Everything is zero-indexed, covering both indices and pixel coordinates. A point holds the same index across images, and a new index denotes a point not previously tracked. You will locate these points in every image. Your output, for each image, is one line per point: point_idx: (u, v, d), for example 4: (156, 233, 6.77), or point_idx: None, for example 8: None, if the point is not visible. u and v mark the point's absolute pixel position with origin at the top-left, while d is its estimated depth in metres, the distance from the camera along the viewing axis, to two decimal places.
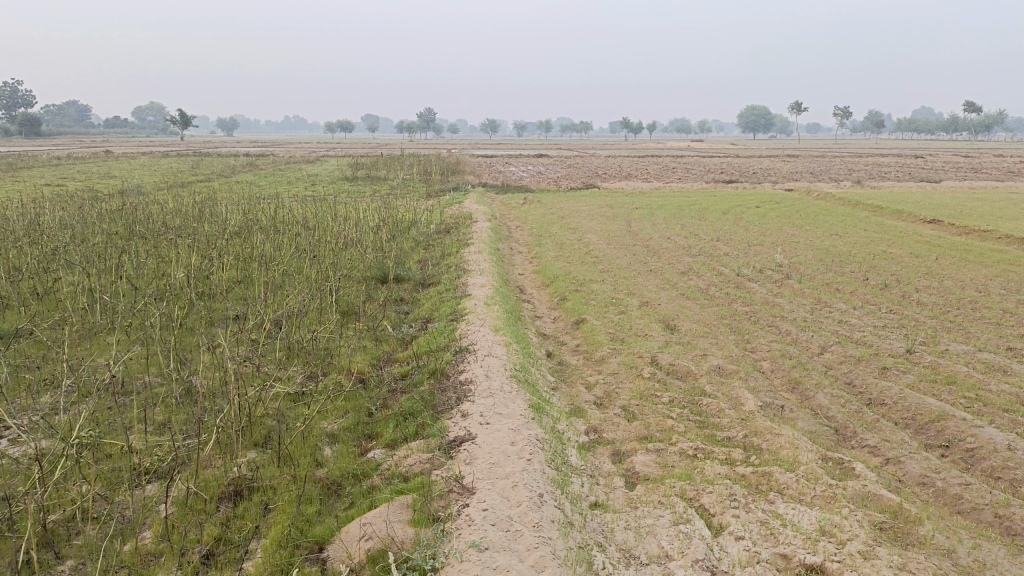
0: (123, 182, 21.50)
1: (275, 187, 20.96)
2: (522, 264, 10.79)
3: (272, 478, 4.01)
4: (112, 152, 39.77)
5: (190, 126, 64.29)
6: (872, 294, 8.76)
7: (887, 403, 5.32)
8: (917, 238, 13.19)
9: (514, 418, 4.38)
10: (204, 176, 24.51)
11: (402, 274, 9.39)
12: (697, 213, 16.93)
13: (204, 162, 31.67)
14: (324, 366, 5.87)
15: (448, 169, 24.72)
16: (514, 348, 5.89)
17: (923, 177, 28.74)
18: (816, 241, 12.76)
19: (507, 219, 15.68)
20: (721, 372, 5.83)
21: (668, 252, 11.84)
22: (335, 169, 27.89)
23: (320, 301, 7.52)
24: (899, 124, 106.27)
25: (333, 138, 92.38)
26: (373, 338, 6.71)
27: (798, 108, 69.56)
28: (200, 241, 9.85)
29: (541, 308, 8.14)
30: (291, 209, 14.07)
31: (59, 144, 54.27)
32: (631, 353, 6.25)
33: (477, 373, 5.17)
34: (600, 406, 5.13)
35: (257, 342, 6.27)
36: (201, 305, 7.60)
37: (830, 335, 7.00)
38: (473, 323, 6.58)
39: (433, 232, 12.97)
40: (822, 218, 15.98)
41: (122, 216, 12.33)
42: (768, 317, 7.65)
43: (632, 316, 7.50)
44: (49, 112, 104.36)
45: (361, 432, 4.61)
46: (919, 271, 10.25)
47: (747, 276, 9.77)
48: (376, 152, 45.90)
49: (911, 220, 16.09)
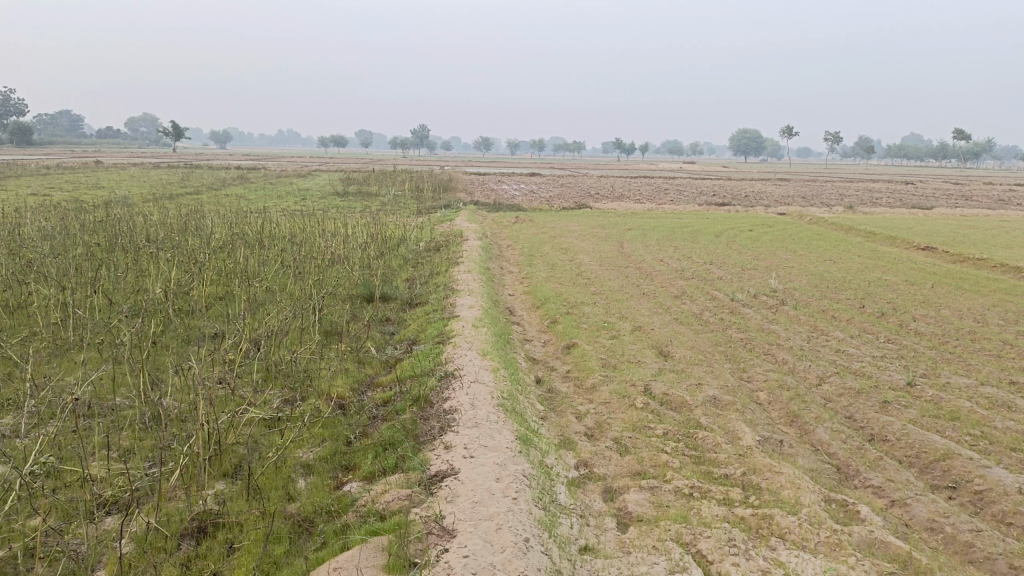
0: (110, 193, 21.19)
1: (264, 200, 20.71)
2: (512, 285, 10.57)
3: (239, 513, 3.75)
4: (102, 162, 39.43)
5: (183, 137, 64.00)
6: (869, 322, 8.58)
7: (890, 439, 5.10)
8: (912, 266, 13.06)
9: (500, 451, 4.14)
10: (193, 188, 24.28)
11: (389, 293, 9.14)
12: (690, 235, 16.78)
13: (194, 174, 31.45)
14: (302, 390, 5.61)
15: (440, 186, 24.58)
16: (502, 374, 5.65)
17: (914, 203, 28.78)
18: (810, 266, 12.61)
19: (498, 238, 15.48)
20: (717, 403, 5.60)
21: (661, 274, 11.66)
22: (326, 183, 27.68)
23: (303, 320, 7.27)
24: (889, 150, 107.16)
25: (327, 153, 92.30)
26: (356, 360, 6.45)
27: (790, 132, 69.94)
28: (182, 255, 9.60)
29: (531, 331, 7.92)
30: (278, 223, 13.85)
31: (49, 153, 53.87)
32: (623, 381, 6.02)
33: (463, 401, 4.93)
34: (591, 438, 4.90)
35: (234, 363, 6.01)
36: (179, 322, 7.32)
37: (828, 365, 6.79)
38: (460, 346, 6.35)
39: (422, 250, 12.75)
40: (816, 242, 15.86)
41: (104, 227, 12.05)
42: (764, 344, 7.44)
43: (625, 342, 7.27)
44: (41, 121, 104.04)
45: (337, 463, 4.35)
46: (916, 299, 10.09)
47: (741, 301, 9.57)
48: (369, 167, 45.72)
49: (904, 246, 15.99)
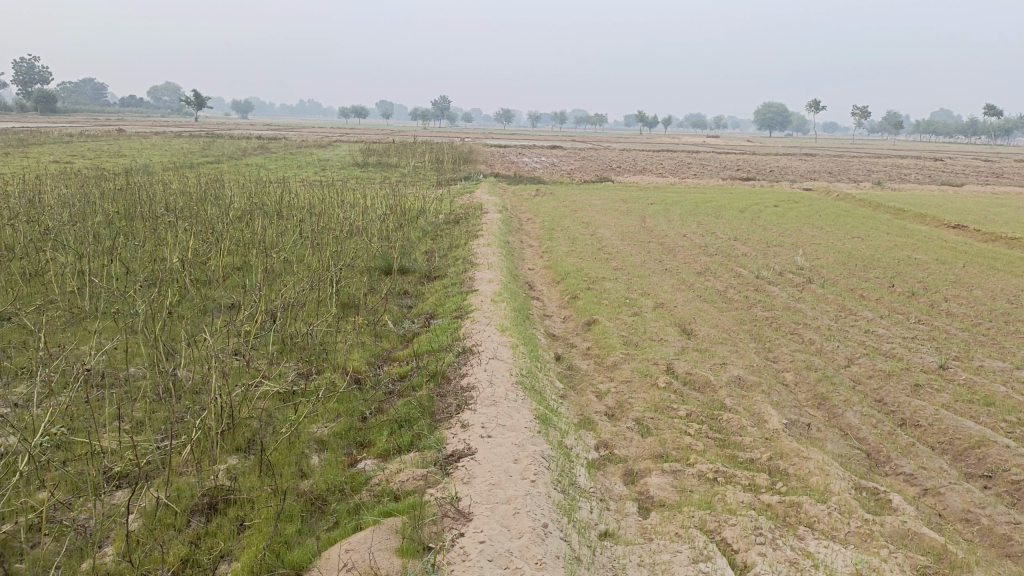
0: (131, 161, 21.19)
1: (285, 170, 20.61)
2: (532, 259, 10.41)
3: (251, 489, 3.66)
4: (124, 131, 39.53)
5: (205, 106, 63.98)
6: (899, 302, 8.34)
7: (922, 425, 4.92)
8: (942, 244, 12.73)
9: (518, 431, 4.02)
10: (214, 158, 24.25)
11: (407, 265, 9.01)
12: (713, 210, 16.49)
13: (215, 143, 31.48)
14: (318, 363, 5.51)
15: (460, 158, 24.36)
16: (521, 351, 5.51)
17: (944, 180, 28.16)
18: (837, 244, 12.33)
19: (519, 211, 15.29)
20: (742, 384, 5.43)
21: (684, 250, 11.44)
22: (346, 154, 27.53)
23: (320, 291, 7.17)
24: (918, 126, 105.05)
25: (348, 124, 92.03)
26: (372, 334, 6.35)
27: (816, 107, 68.66)
28: (200, 225, 9.52)
29: (550, 306, 7.77)
30: (297, 193, 13.75)
31: (72, 121, 54.13)
32: (645, 359, 5.86)
33: (481, 378, 4.80)
34: (612, 418, 4.76)
35: (249, 334, 5.93)
36: (195, 293, 7.25)
37: (857, 346, 6.59)
38: (479, 321, 6.21)
39: (441, 223, 12.60)
40: (843, 219, 15.52)
41: (123, 196, 12.01)
42: (790, 324, 7.25)
43: (647, 319, 7.10)
44: (65, 90, 104.64)
45: (351, 440, 4.25)
46: (947, 279, 9.81)
47: (766, 279, 9.35)
48: (390, 137, 45.51)
49: (934, 224, 15.61)
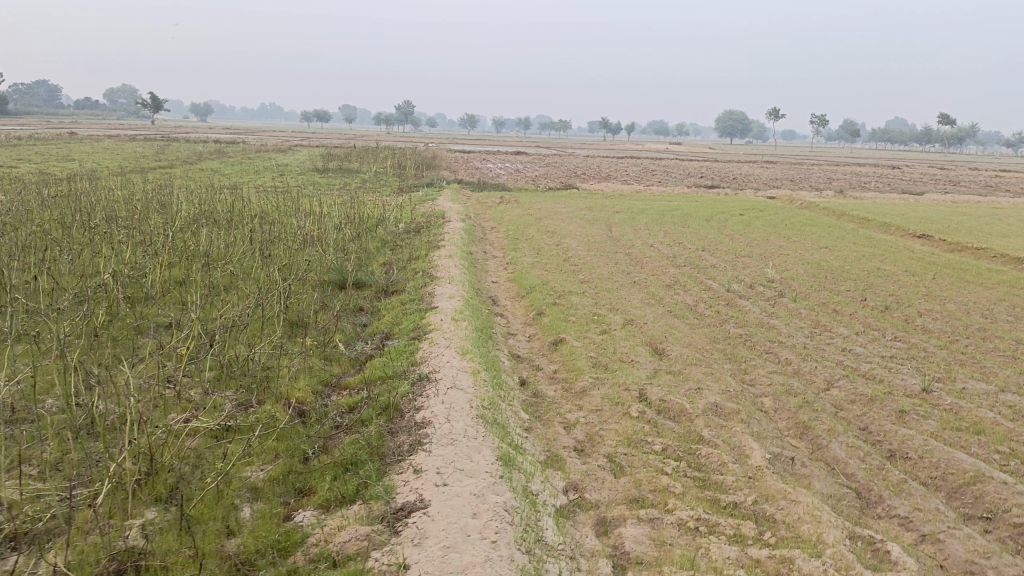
0: (79, 165, 20.36)
1: (241, 176, 19.94)
2: (496, 271, 9.99)
3: (168, 553, 3.17)
4: (78, 134, 38.25)
5: (162, 109, 62.51)
6: (874, 318, 8.07)
7: (912, 457, 4.60)
8: (910, 255, 12.60)
9: (478, 478, 3.58)
10: (167, 162, 23.45)
11: (363, 279, 8.50)
12: (680, 219, 16.25)
13: (171, 146, 30.60)
14: (258, 393, 5.02)
15: (423, 163, 23.88)
16: (483, 378, 5.07)
17: (905, 189, 28.40)
18: (806, 255, 12.11)
19: (482, 219, 14.86)
20: (719, 412, 5.05)
21: (652, 261, 11.13)
22: (306, 159, 26.87)
23: (267, 309, 6.66)
24: (874, 134, 107.04)
25: (310, 129, 90.89)
26: (321, 357, 5.85)
27: (777, 114, 69.52)
28: (141, 235, 8.91)
29: (515, 323, 7.35)
30: (251, 200, 13.15)
31: (23, 123, 52.38)
32: (615, 384, 5.47)
33: (438, 412, 4.35)
34: (581, 455, 4.35)
35: (183, 360, 5.41)
36: (129, 312, 6.69)
37: (836, 367, 6.28)
38: (437, 344, 5.76)
39: (401, 232, 12.11)
40: (809, 228, 15.38)
41: (60, 203, 11.32)
42: (765, 342, 6.92)
43: (616, 338, 6.71)
44: (17, 90, 101.87)
45: (289, 487, 3.77)
46: (919, 292, 9.62)
47: (738, 292, 9.04)
48: (353, 142, 44.61)
49: (899, 234, 15.54)
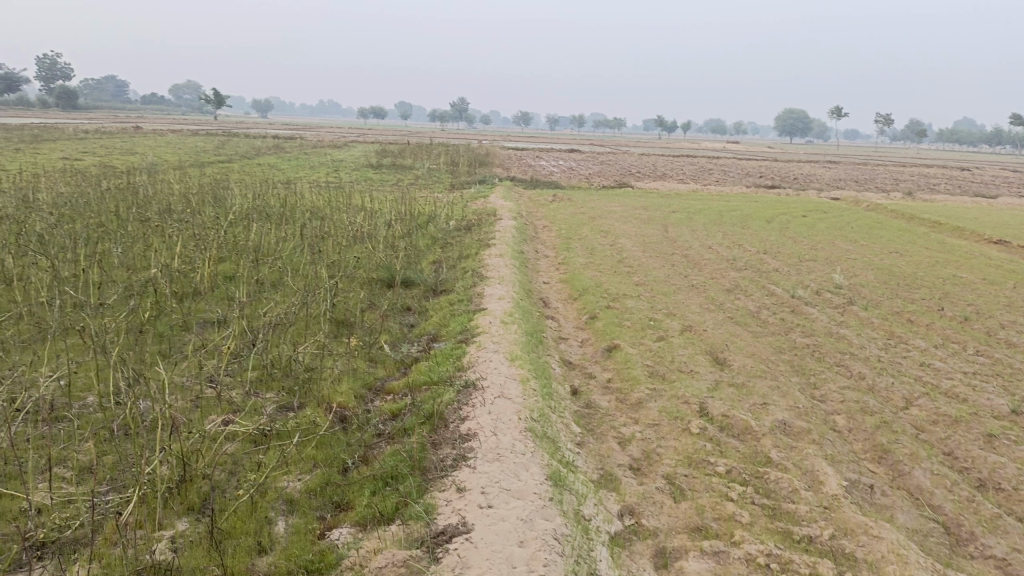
0: (141, 159, 20.72)
1: (296, 171, 20.04)
2: (548, 271, 9.69)
3: (195, 568, 2.96)
4: (142, 127, 39.10)
5: (223, 105, 63.78)
6: (952, 330, 7.53)
7: (1005, 488, 4.16)
8: (987, 262, 11.88)
9: (526, 501, 3.30)
10: (226, 156, 23.76)
11: (412, 277, 8.28)
12: (739, 220, 15.71)
13: (230, 142, 31.12)
14: (299, 396, 4.82)
15: (477, 161, 23.69)
16: (533, 387, 4.77)
17: (978, 192, 27.14)
18: (875, 260, 11.52)
19: (534, 217, 14.56)
20: (788, 432, 4.67)
21: (710, 263, 10.68)
22: (361, 155, 26.94)
23: (313, 306, 6.49)
24: (942, 135, 103.28)
25: (366, 125, 91.83)
26: (366, 359, 5.63)
27: (839, 113, 67.60)
28: (192, 229, 8.85)
29: (567, 327, 7.04)
30: (304, 195, 13.10)
31: (91, 117, 54.04)
32: (674, 397, 5.12)
33: (485, 424, 4.08)
34: (638, 475, 4.02)
35: (224, 360, 5.25)
36: (176, 307, 6.60)
37: (915, 384, 5.81)
38: (485, 348, 5.49)
39: (452, 229, 11.90)
40: (876, 232, 14.69)
41: (117, 196, 11.44)
42: (835, 354, 6.47)
43: (674, 345, 6.35)
44: (87, 87, 105.43)
45: (327, 499, 3.53)
46: (1000, 302, 8.99)
47: (803, 299, 8.58)
48: (407, 138, 44.91)
49: (974, 239, 14.73)
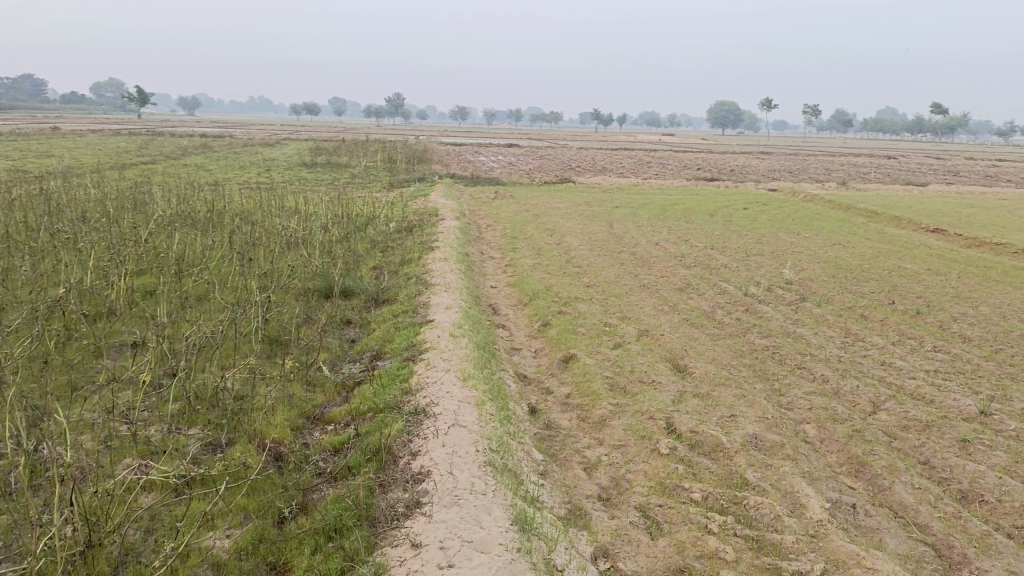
0: (56, 162, 19.57)
1: (226, 172, 19.19)
2: (495, 274, 9.31)
3: None
4: (60, 129, 37.17)
5: (148, 103, 61.34)
6: (907, 325, 7.44)
7: (989, 500, 3.98)
8: (928, 251, 11.98)
9: (491, 557, 2.93)
10: (150, 157, 22.64)
11: (351, 286, 7.79)
12: (682, 214, 15.59)
13: (155, 141, 29.75)
14: (228, 432, 4.34)
15: (414, 157, 23.14)
16: (489, 410, 4.39)
17: (906, 179, 27.87)
18: (820, 252, 11.49)
19: (476, 217, 14.15)
20: (760, 447, 4.39)
21: (659, 261, 10.47)
22: (294, 153, 26.07)
23: (243, 323, 5.97)
24: (867, 124, 106.60)
25: (299, 122, 89.88)
26: (304, 383, 5.17)
27: (769, 104, 68.95)
28: (108, 241, 8.16)
29: (519, 336, 6.68)
30: (233, 198, 12.42)
31: (5, 118, 51.37)
32: (638, 413, 4.80)
33: (439, 461, 3.69)
34: (608, 506, 3.69)
35: (140, 396, 4.73)
36: (89, 330, 6.00)
37: (880, 386, 5.63)
38: (434, 367, 5.09)
39: (392, 231, 11.40)
40: (816, 223, 14.76)
41: (27, 204, 10.60)
42: (796, 356, 6.26)
43: (633, 353, 6.05)
44: (1, 86, 100.53)
45: (260, 560, 3.09)
46: (947, 293, 9.00)
47: (755, 296, 8.41)
48: (341, 135, 43.97)
49: (911, 228, 14.92)
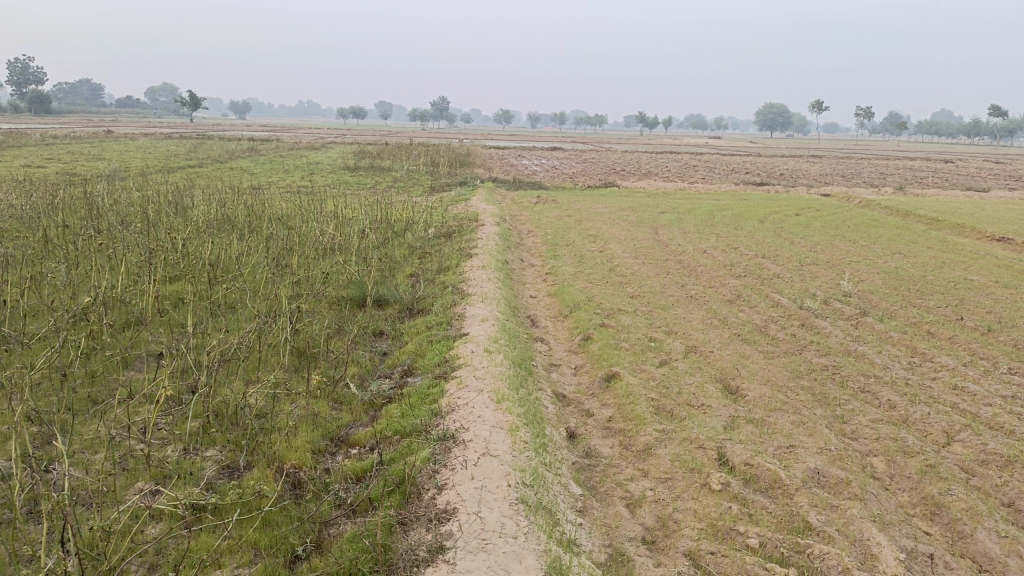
0: (104, 166, 19.81)
1: (270, 176, 19.19)
2: (535, 283, 8.97)
3: None
4: (116, 133, 38.10)
5: (199, 108, 62.52)
6: (978, 344, 6.88)
7: None
8: (995, 261, 11.30)
9: None
10: (197, 160, 22.83)
11: (385, 295, 7.51)
12: (731, 220, 15.05)
13: (204, 145, 30.19)
14: (246, 454, 4.07)
15: (457, 161, 22.93)
16: (523, 437, 4.06)
17: (967, 184, 26.74)
18: (879, 262, 10.90)
19: (517, 222, 13.82)
20: (823, 483, 3.98)
21: (708, 270, 10.02)
22: (338, 156, 26.06)
23: (271, 334, 5.72)
24: (922, 127, 103.64)
25: (345, 126, 90.74)
26: (330, 400, 4.89)
27: (819, 106, 67.38)
28: (142, 245, 8.01)
29: (558, 351, 6.33)
30: (272, 202, 12.27)
31: (64, 122, 52.78)
32: (687, 440, 4.41)
33: (467, 497, 3.37)
34: (654, 552, 3.33)
35: (158, 413, 4.50)
36: (116, 340, 5.82)
37: (954, 414, 5.15)
38: (467, 386, 4.76)
39: (431, 236, 11.14)
40: (873, 230, 14.09)
41: (69, 208, 10.58)
42: (858, 378, 5.79)
43: (680, 372, 5.64)
44: (60, 90, 103.72)
45: None
46: (1019, 308, 8.39)
47: (811, 309, 7.92)
48: (385, 138, 44.17)
49: (975, 236, 14.16)
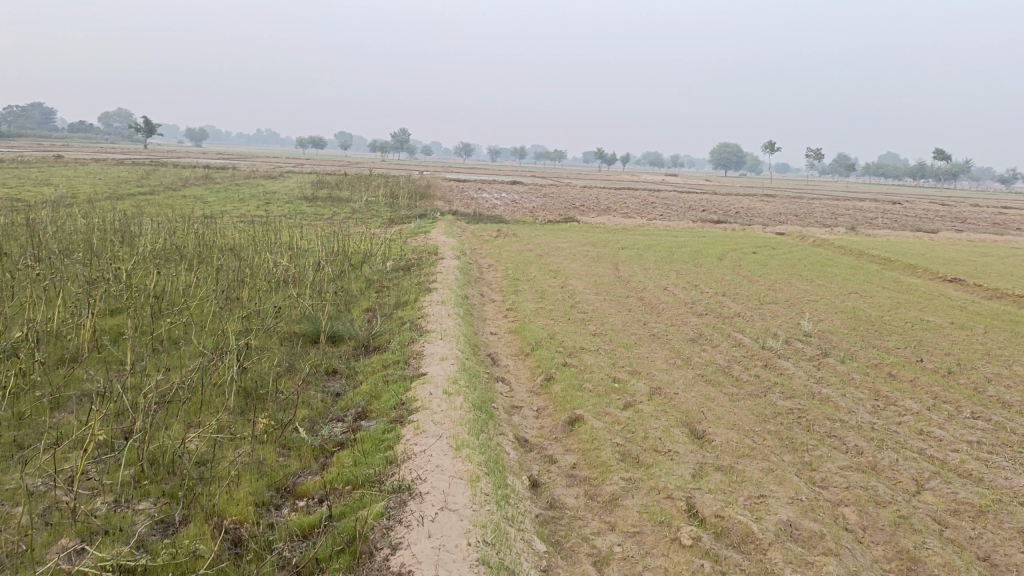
0: (50, 191, 19.13)
1: (224, 205, 18.73)
2: (495, 319, 8.76)
3: None
4: (65, 157, 37.13)
5: (153, 134, 61.44)
6: (940, 386, 6.86)
7: None
8: (949, 302, 11.45)
9: None
10: (149, 188, 22.23)
11: (340, 331, 7.22)
12: (690, 257, 15.08)
13: (156, 172, 29.48)
14: (183, 507, 3.76)
15: (417, 193, 22.73)
16: (484, 489, 3.82)
17: (915, 225, 27.43)
18: (837, 301, 10.96)
19: (477, 256, 13.63)
20: (797, 537, 3.82)
21: (669, 308, 9.93)
22: (296, 186, 25.66)
23: (216, 374, 5.40)
24: (870, 169, 106.88)
25: (303, 155, 90.06)
26: (277, 445, 4.59)
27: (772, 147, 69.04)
28: (82, 275, 7.60)
29: (519, 392, 6.11)
30: (224, 231, 11.89)
31: (11, 145, 51.34)
32: (655, 490, 4.22)
33: (423, 558, 3.12)
34: None
35: (87, 460, 4.15)
36: (47, 377, 5.43)
37: (922, 460, 5.05)
38: (424, 432, 4.51)
39: (389, 270, 10.87)
40: (829, 270, 14.24)
41: (6, 234, 10.07)
42: (825, 422, 5.68)
43: (646, 415, 5.47)
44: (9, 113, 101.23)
45: None
46: (976, 349, 8.45)
47: (774, 349, 7.85)
48: (344, 169, 43.82)
49: (927, 277, 14.40)
